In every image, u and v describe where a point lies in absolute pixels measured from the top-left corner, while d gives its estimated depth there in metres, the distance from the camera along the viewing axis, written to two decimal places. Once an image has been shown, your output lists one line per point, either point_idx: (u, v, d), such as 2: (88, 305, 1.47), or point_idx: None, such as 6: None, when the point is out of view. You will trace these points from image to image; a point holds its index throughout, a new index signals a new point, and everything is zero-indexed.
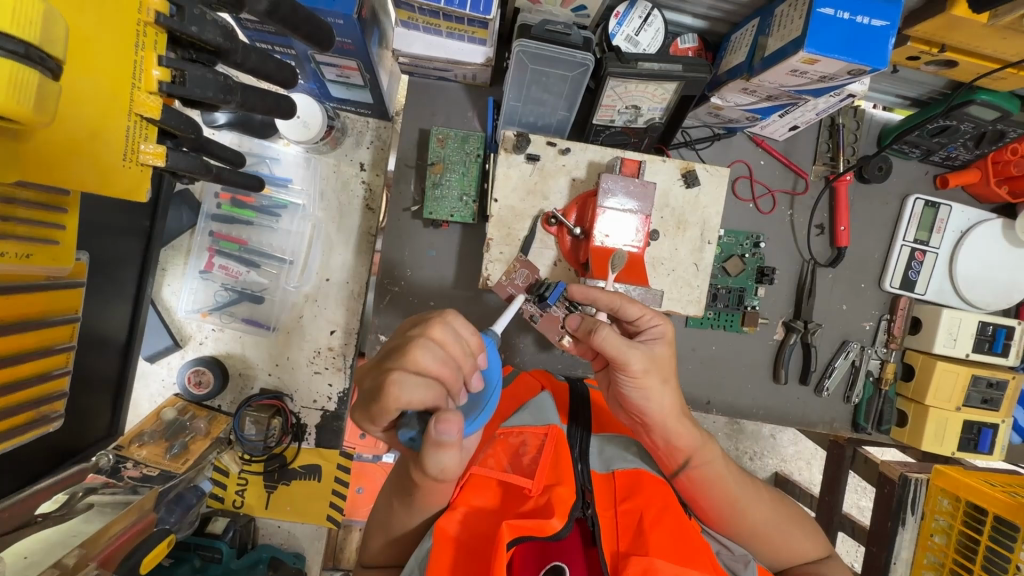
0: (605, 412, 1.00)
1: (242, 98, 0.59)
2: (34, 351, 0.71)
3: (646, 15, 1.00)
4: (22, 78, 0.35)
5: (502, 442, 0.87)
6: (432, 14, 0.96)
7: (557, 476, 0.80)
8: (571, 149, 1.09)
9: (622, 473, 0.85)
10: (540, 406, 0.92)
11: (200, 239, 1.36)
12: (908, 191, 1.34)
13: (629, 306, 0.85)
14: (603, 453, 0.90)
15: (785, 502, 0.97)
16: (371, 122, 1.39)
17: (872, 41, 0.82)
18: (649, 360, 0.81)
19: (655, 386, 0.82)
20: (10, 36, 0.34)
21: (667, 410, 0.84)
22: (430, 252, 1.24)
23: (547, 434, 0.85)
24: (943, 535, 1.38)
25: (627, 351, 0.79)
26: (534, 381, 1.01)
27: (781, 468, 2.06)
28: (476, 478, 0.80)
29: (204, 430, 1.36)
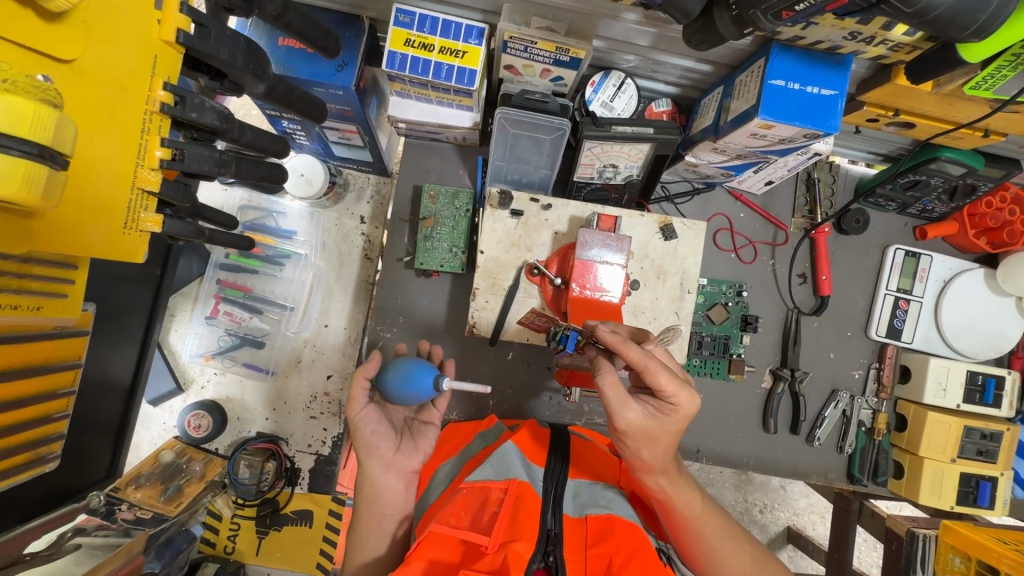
0: (582, 459, 1.01)
1: (238, 169, 0.67)
2: (40, 395, 0.76)
3: (620, 83, 1.09)
4: (34, 174, 0.42)
5: (465, 495, 0.87)
6: (422, 86, 1.05)
7: (516, 531, 0.81)
8: (553, 205, 1.16)
9: (594, 517, 0.86)
10: (504, 459, 0.95)
11: (207, 287, 1.45)
12: (888, 242, 1.38)
13: (658, 375, 0.76)
14: (578, 497, 0.93)
15: (768, 554, 0.93)
16: (371, 178, 1.49)
17: (822, 109, 0.88)
18: (639, 427, 0.79)
19: (642, 446, 0.80)
20: (28, 141, 0.42)
21: (652, 462, 0.82)
22: (422, 300, 1.29)
23: (507, 490, 0.86)
24: None
25: (622, 410, 0.78)
26: (505, 436, 1.07)
27: (792, 522, 2.00)
28: (436, 534, 0.80)
29: (199, 473, 1.38)
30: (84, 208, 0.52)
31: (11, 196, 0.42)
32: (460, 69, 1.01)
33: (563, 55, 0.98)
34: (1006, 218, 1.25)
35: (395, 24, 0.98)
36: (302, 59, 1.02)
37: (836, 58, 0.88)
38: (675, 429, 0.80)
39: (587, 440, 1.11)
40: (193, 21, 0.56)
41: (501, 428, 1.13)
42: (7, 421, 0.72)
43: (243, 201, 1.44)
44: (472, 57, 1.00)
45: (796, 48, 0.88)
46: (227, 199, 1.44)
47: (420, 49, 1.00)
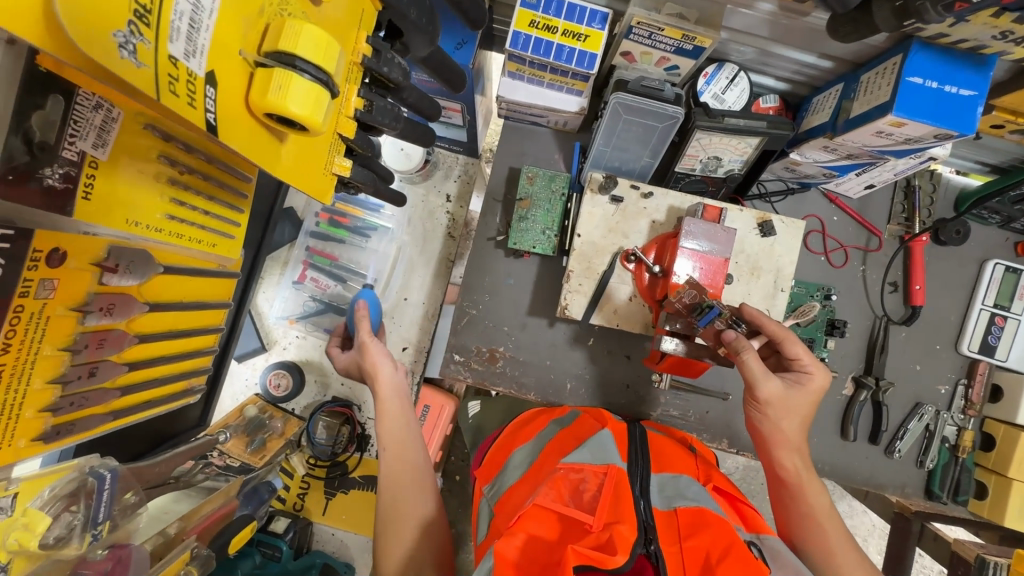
0: (675, 455, 1.04)
1: (402, 128, 0.71)
2: (200, 329, 0.84)
3: (732, 76, 1.09)
4: (320, 99, 0.50)
5: (563, 474, 0.90)
6: (540, 67, 1.07)
7: (617, 515, 0.83)
8: (653, 194, 1.17)
9: (684, 511, 0.87)
10: (601, 446, 0.97)
11: (297, 253, 1.51)
12: (987, 256, 1.34)
13: (793, 344, 0.97)
14: (663, 490, 0.93)
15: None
16: (460, 158, 1.53)
17: (959, 110, 0.87)
18: (780, 396, 0.94)
19: (781, 416, 0.96)
20: (321, 70, 0.50)
21: (790, 433, 0.97)
22: (508, 280, 1.31)
23: (607, 472, 0.89)
24: None
25: (765, 381, 0.93)
26: (594, 423, 1.08)
27: None
28: (540, 507, 0.83)
29: (280, 430, 1.43)
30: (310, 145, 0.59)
31: (304, 116, 0.49)
32: (581, 52, 1.02)
33: (687, 44, 0.98)
34: None
35: (522, 5, 1.01)
36: None
37: (977, 58, 0.86)
38: (808, 401, 0.97)
39: (661, 435, 1.13)
40: None
41: (575, 414, 1.15)
42: (168, 349, 0.79)
43: None
44: (593, 41, 1.02)
45: (937, 46, 0.86)
46: None
47: (544, 31, 1.02)
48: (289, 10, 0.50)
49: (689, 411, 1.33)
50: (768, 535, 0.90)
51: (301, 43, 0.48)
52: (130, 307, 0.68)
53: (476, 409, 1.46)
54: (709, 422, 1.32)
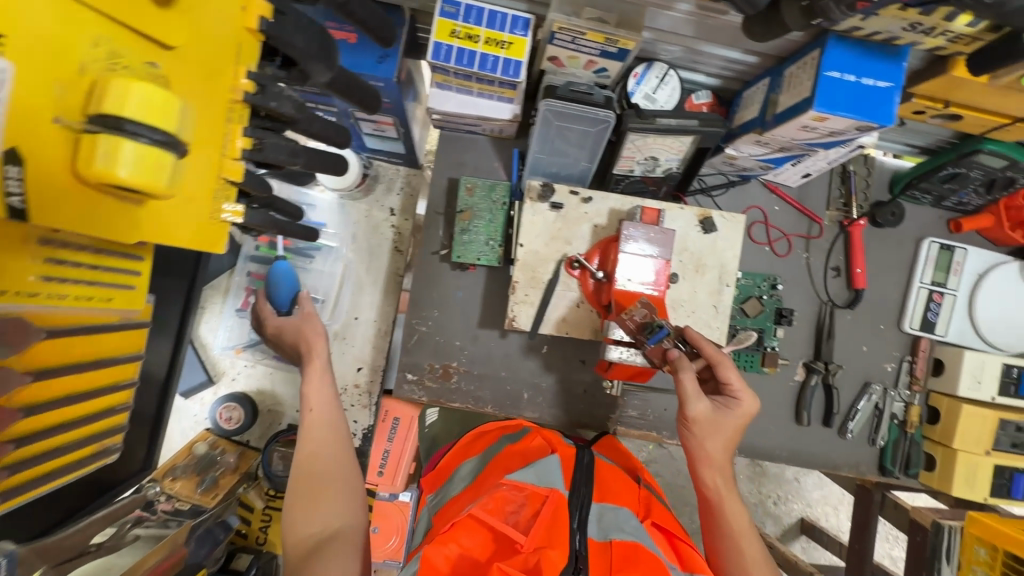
0: (613, 480, 1.01)
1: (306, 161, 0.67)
2: (105, 388, 0.77)
3: (662, 75, 1.08)
4: (161, 160, 0.48)
5: (503, 492, 0.90)
6: (465, 77, 1.04)
7: (551, 540, 0.83)
8: (592, 198, 1.15)
9: (619, 543, 0.83)
10: (546, 468, 0.97)
11: (238, 279, 1.45)
12: (922, 234, 1.37)
13: (727, 368, 0.96)
14: (602, 521, 0.90)
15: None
16: (401, 170, 1.49)
17: (877, 101, 0.88)
18: (708, 416, 0.94)
19: (710, 439, 0.94)
20: (157, 129, 0.47)
21: (717, 453, 0.95)
22: (456, 293, 1.29)
23: (548, 497, 0.89)
24: None
25: (695, 401, 0.92)
26: (541, 445, 1.07)
27: (805, 513, 2.12)
28: (473, 518, 0.85)
29: (233, 465, 1.39)
30: (187, 199, 0.59)
31: (137, 182, 0.47)
32: (505, 60, 1.00)
33: (611, 46, 0.97)
34: None
35: (441, 14, 0.97)
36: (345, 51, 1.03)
37: (891, 49, 0.87)
38: (735, 425, 0.96)
39: (609, 462, 1.09)
40: (272, 9, 0.58)
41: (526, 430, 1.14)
42: (68, 416, 0.72)
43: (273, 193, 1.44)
44: (517, 48, 0.99)
45: (852, 39, 0.87)
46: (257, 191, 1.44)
47: (466, 40, 0.99)
48: (120, 63, 0.49)
49: (647, 410, 1.33)
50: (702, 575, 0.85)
51: (128, 104, 0.45)
52: (9, 382, 0.60)
53: (433, 419, 1.41)
54: (668, 419, 1.33)
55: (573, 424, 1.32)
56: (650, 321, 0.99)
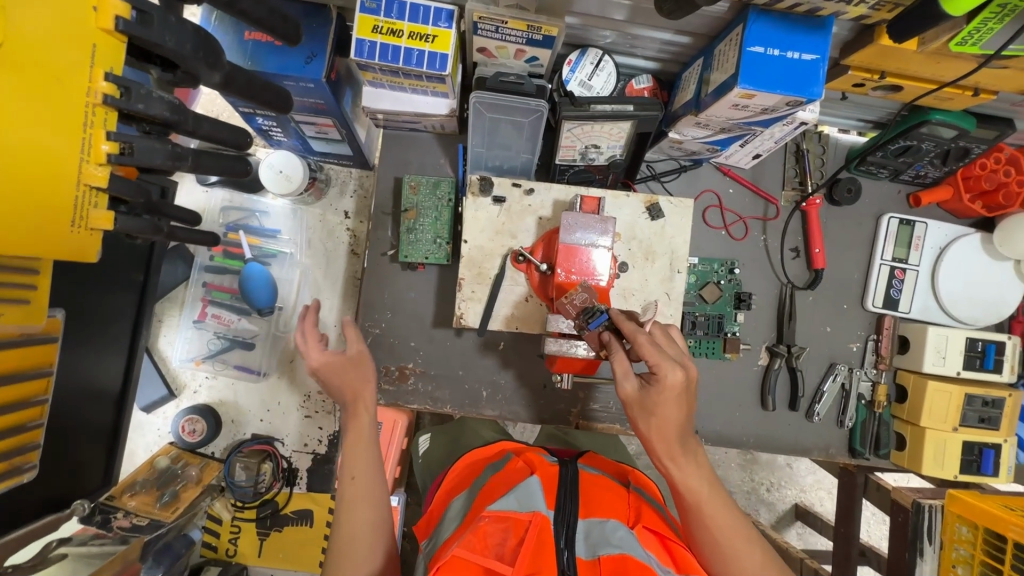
0: (602, 494, 0.96)
1: (196, 162, 0.65)
2: (13, 405, 0.80)
3: (597, 61, 1.06)
4: None
5: (486, 525, 0.83)
6: (393, 73, 1.03)
7: (540, 566, 0.78)
8: (535, 190, 1.13)
9: (607, 558, 0.79)
10: (528, 491, 0.90)
11: (194, 290, 1.44)
12: (881, 211, 1.35)
13: (642, 342, 0.87)
14: (589, 537, 0.86)
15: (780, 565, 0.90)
16: (353, 172, 1.47)
17: (803, 75, 0.85)
18: (637, 397, 0.88)
19: (647, 419, 0.88)
20: None
21: (661, 434, 0.88)
22: (409, 293, 1.27)
23: (531, 521, 0.84)
24: (965, 567, 1.44)
25: (623, 380, 0.90)
26: (524, 469, 1.01)
27: (800, 499, 2.12)
28: (459, 560, 0.77)
29: (195, 478, 1.38)
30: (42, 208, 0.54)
31: None
32: (430, 54, 0.98)
33: (535, 34, 0.95)
34: (1002, 179, 1.22)
35: (361, 10, 0.95)
36: (270, 52, 1.01)
37: (816, 21, 0.85)
38: (673, 401, 0.86)
39: (596, 473, 1.04)
40: (132, 7, 0.54)
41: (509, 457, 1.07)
42: None
43: (225, 202, 1.43)
44: (442, 42, 0.97)
45: (775, 12, 0.84)
46: (209, 201, 1.44)
47: (389, 35, 0.97)
48: None
49: (610, 403, 1.31)
50: None
51: None
52: None
53: (425, 446, 1.33)
54: None
55: (534, 420, 1.30)
56: (591, 306, 0.99)
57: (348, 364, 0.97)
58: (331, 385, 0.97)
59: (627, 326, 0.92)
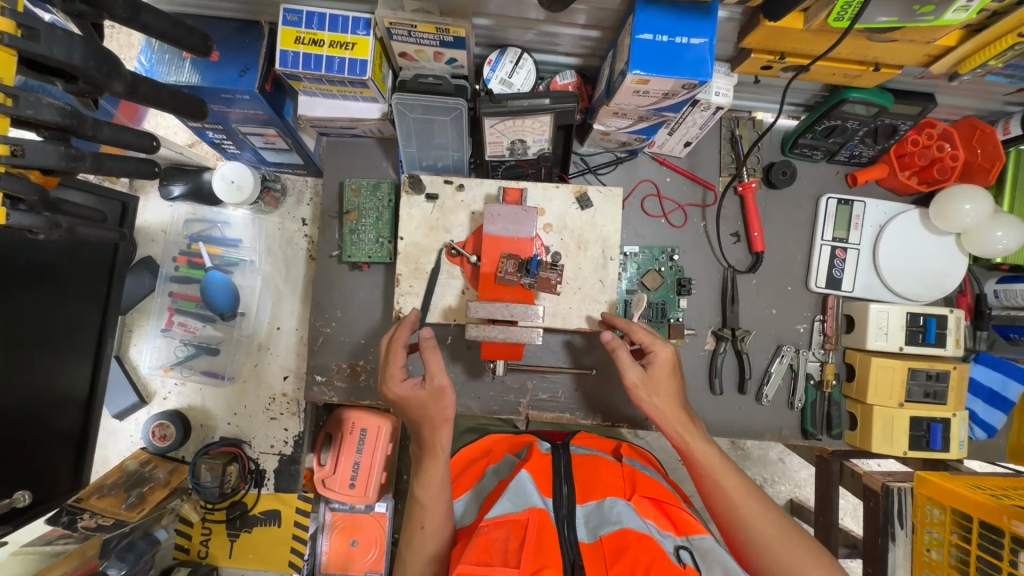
0: (598, 477, 1.05)
1: (98, 164, 0.69)
2: None
3: (516, 59, 1.11)
4: None
5: (487, 534, 0.86)
6: (318, 81, 1.08)
7: (542, 559, 0.82)
8: (466, 185, 1.18)
9: (608, 536, 0.87)
10: (520, 490, 0.95)
11: (160, 300, 1.49)
12: (821, 192, 1.36)
13: (636, 329, 1.08)
14: (590, 521, 0.94)
15: (800, 530, 0.97)
16: (309, 181, 1.53)
17: (693, 57, 0.89)
18: (643, 377, 1.06)
19: (651, 395, 1.05)
20: None
21: (666, 404, 1.05)
22: (357, 293, 1.32)
23: (529, 518, 0.87)
24: (938, 550, 1.43)
25: (628, 368, 1.05)
26: (515, 464, 1.06)
27: (795, 495, 2.10)
28: (466, 574, 0.80)
29: (163, 480, 1.42)
30: None
31: None
32: (351, 60, 1.03)
33: (446, 36, 1.00)
34: (936, 154, 1.23)
35: (284, 24, 1.02)
36: (206, 66, 1.08)
37: (703, 7, 0.89)
38: (669, 375, 1.06)
39: (587, 453, 1.13)
40: (19, 24, 0.60)
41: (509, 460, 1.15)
42: None
43: (188, 215, 1.51)
44: (362, 48, 1.03)
45: (662, 1, 0.89)
46: (173, 215, 1.51)
47: (311, 45, 1.03)
48: None
49: (558, 392, 1.34)
50: (699, 535, 0.94)
51: None
52: None
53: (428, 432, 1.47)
54: (579, 399, 1.33)
55: (485, 412, 1.33)
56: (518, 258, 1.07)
57: (427, 407, 1.05)
58: (411, 414, 1.06)
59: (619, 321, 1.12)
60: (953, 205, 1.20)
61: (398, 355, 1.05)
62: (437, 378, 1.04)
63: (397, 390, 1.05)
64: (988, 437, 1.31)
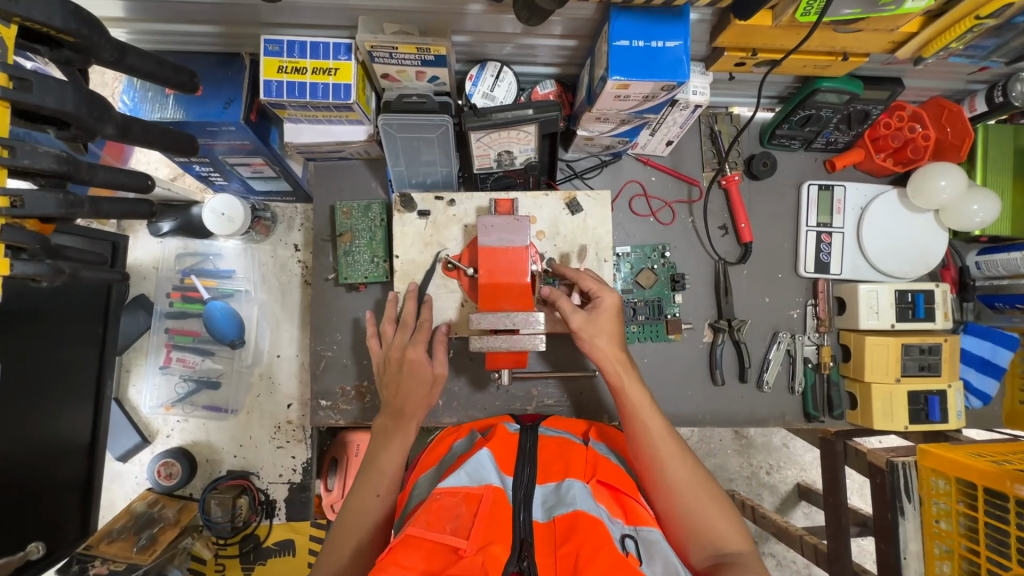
0: (555, 458, 1.04)
1: (97, 208, 0.70)
2: None
3: (496, 73, 1.13)
4: None
5: (441, 501, 0.89)
6: (303, 108, 1.09)
7: (492, 535, 0.85)
8: (457, 200, 1.19)
9: (561, 516, 0.88)
10: (480, 465, 0.96)
11: (156, 337, 1.49)
12: (802, 179, 1.40)
13: (585, 279, 1.10)
14: (547, 501, 0.94)
15: (713, 482, 0.99)
16: (298, 207, 1.54)
17: (670, 59, 0.91)
18: (585, 321, 1.06)
19: (592, 339, 1.05)
20: None
21: (609, 349, 1.05)
22: (356, 314, 1.32)
23: (484, 495, 0.90)
24: (947, 520, 1.45)
25: (572, 313, 1.05)
26: (480, 442, 1.07)
27: (802, 478, 2.13)
28: (414, 538, 0.84)
29: (173, 519, 1.41)
30: None
31: None
32: (335, 85, 1.05)
33: (427, 55, 1.02)
34: (908, 135, 1.27)
35: (266, 54, 1.03)
36: (189, 102, 1.08)
37: (675, 11, 0.92)
38: (611, 322, 1.08)
39: (555, 435, 1.13)
40: (12, 77, 0.61)
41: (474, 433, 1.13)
42: None
43: (179, 249, 1.50)
44: (344, 73, 1.04)
45: (635, 8, 0.92)
46: (164, 251, 1.50)
47: (294, 73, 1.04)
48: None
49: (563, 396, 1.35)
50: (647, 526, 0.92)
51: None
52: None
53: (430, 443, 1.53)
54: (585, 401, 1.35)
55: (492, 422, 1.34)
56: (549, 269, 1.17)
57: (416, 382, 1.07)
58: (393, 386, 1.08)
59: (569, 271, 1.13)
60: (929, 183, 1.24)
61: (421, 331, 1.10)
62: (441, 367, 1.10)
63: (411, 358, 1.07)
64: (984, 405, 1.34)
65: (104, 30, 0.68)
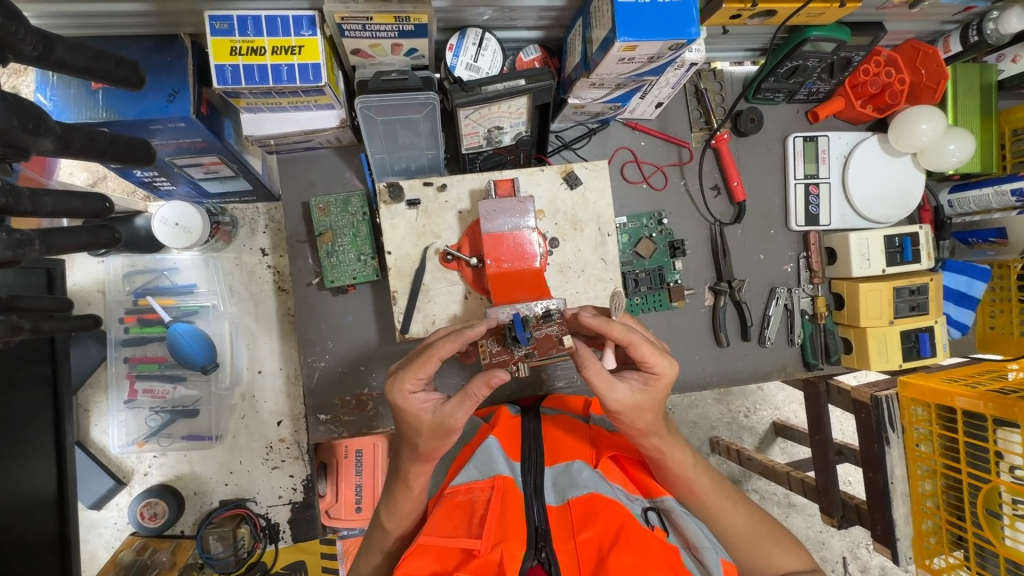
0: (560, 441, 1.01)
1: (48, 242, 0.59)
2: None
3: (479, 40, 1.02)
4: None
5: (453, 501, 0.88)
6: (265, 95, 0.96)
7: (506, 531, 0.80)
8: (448, 184, 1.10)
9: (576, 500, 0.85)
10: (488, 457, 0.94)
11: (115, 369, 1.32)
12: (786, 133, 1.39)
13: (641, 346, 0.84)
14: (558, 483, 0.91)
15: (766, 517, 1.00)
16: (260, 207, 1.39)
17: (677, 15, 0.86)
18: (628, 403, 0.85)
19: (635, 417, 0.87)
20: None
21: (654, 420, 0.89)
22: (345, 318, 1.22)
23: (492, 486, 0.86)
24: (927, 443, 1.35)
25: (609, 391, 0.84)
26: (486, 431, 1.05)
27: (777, 416, 2.17)
28: (426, 546, 0.81)
29: (169, 562, 1.32)
30: None
31: None
32: (301, 66, 0.91)
33: (406, 25, 0.91)
34: (885, 80, 1.26)
35: (213, 33, 0.88)
36: (124, 98, 0.90)
37: None
38: (660, 399, 0.88)
39: (555, 414, 1.10)
40: None
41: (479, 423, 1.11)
42: None
43: (126, 267, 1.31)
44: (310, 51, 0.91)
45: None
46: (108, 271, 1.32)
47: (251, 55, 0.89)
48: None
49: (574, 376, 1.32)
50: (665, 497, 0.93)
51: None
52: None
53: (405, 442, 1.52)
54: None
55: None
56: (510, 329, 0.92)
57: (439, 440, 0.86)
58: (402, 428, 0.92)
59: (615, 330, 0.84)
60: (910, 126, 1.26)
61: (423, 369, 0.84)
62: (450, 420, 0.83)
63: (408, 409, 0.86)
64: (962, 335, 1.43)
65: (25, 18, 0.54)
